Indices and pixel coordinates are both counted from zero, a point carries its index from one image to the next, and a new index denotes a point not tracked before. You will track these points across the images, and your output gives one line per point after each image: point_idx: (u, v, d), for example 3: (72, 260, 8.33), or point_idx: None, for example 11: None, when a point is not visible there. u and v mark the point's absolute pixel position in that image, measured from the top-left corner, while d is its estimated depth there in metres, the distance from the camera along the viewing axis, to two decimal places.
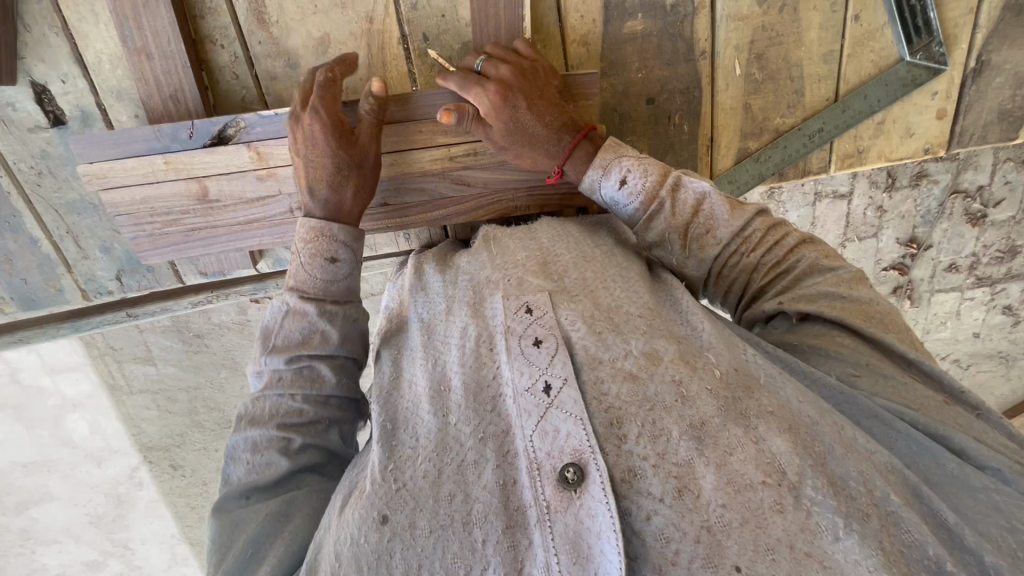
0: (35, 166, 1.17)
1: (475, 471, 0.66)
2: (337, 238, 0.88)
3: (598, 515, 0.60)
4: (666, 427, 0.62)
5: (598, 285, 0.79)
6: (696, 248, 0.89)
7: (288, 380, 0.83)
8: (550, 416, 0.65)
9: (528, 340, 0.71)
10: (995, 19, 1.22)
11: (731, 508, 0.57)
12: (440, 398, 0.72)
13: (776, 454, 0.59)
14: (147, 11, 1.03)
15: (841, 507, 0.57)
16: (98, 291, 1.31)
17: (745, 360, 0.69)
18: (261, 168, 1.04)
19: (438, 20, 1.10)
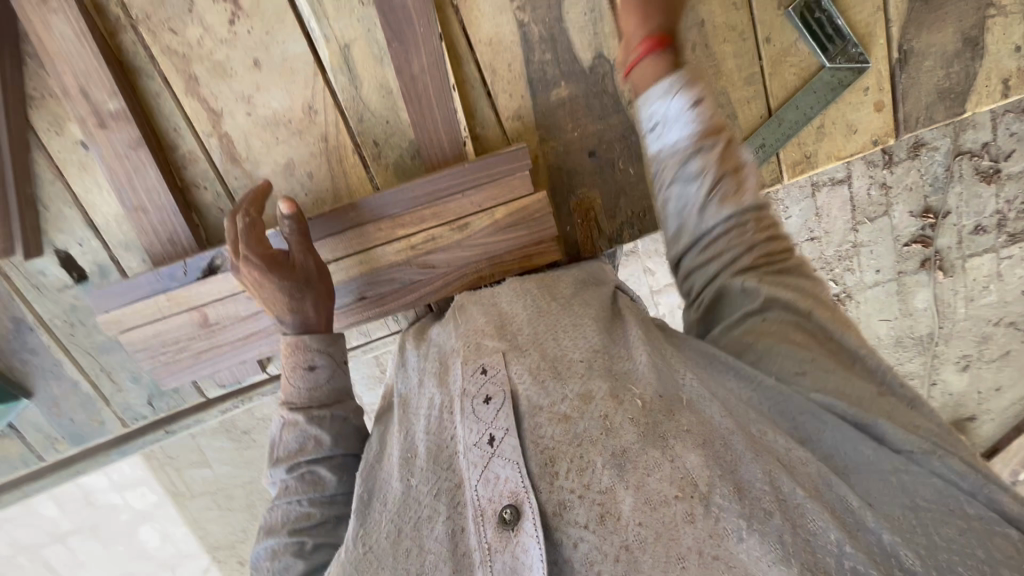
0: (67, 320, 1.34)
1: (428, 525, 0.74)
2: (309, 348, 0.99)
3: (530, 549, 0.67)
4: (590, 459, 0.69)
5: (547, 337, 0.85)
6: (733, 228, 0.89)
7: (296, 486, 0.93)
8: (493, 464, 0.73)
9: (479, 399, 0.79)
10: (905, 11, 1.26)
11: (647, 525, 0.64)
12: (407, 464, 0.82)
13: (689, 468, 0.65)
14: (137, 175, 1.18)
15: (745, 510, 0.61)
16: (135, 418, 1.45)
17: (676, 384, 0.74)
18: (247, 288, 1.16)
19: (384, 126, 1.22)
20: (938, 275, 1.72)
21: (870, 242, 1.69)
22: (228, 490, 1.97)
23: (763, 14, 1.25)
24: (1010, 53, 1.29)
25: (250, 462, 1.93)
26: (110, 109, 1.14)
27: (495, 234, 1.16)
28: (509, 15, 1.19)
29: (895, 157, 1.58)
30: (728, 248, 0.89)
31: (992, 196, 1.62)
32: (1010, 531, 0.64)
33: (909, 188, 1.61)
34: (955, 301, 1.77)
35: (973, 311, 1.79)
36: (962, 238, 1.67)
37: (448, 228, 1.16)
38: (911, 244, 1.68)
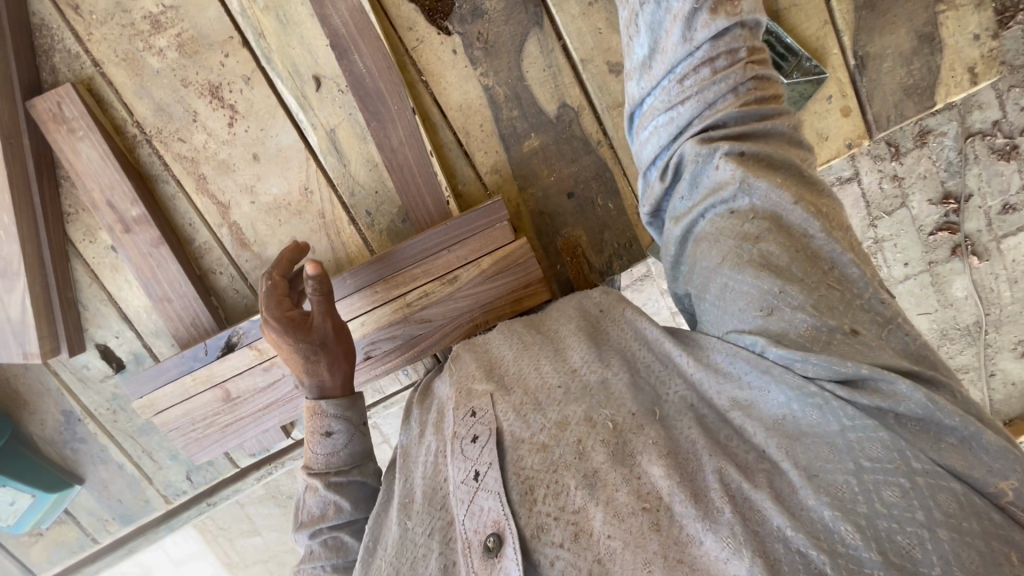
0: (110, 407, 1.46)
1: (424, 563, 0.81)
2: (328, 413, 0.97)
3: (509, 571, 0.72)
4: (565, 483, 0.75)
5: (530, 371, 0.90)
6: (724, 53, 0.84)
7: (321, 551, 0.94)
8: (478, 497, 0.79)
9: (467, 438, 0.84)
10: (853, 19, 1.31)
11: (616, 537, 0.69)
12: (406, 509, 0.87)
13: (654, 483, 0.70)
14: (160, 269, 1.31)
15: (701, 513, 0.65)
16: (177, 492, 1.54)
17: (648, 405, 0.79)
18: (264, 360, 1.26)
19: (373, 196, 1.32)
20: (974, 259, 1.69)
21: (893, 236, 1.68)
22: (279, 556, 2.05)
23: None
24: (970, 42, 1.32)
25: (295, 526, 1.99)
26: (132, 215, 1.28)
27: (485, 283, 1.22)
28: (474, 81, 1.29)
29: (902, 148, 1.57)
30: (713, 84, 0.83)
31: (1015, 172, 1.58)
32: (953, 485, 0.61)
33: (923, 176, 1.60)
34: (998, 284, 1.73)
35: (1021, 293, 1.73)
36: (991, 219, 1.64)
37: (440, 283, 1.23)
38: (937, 232, 1.66)
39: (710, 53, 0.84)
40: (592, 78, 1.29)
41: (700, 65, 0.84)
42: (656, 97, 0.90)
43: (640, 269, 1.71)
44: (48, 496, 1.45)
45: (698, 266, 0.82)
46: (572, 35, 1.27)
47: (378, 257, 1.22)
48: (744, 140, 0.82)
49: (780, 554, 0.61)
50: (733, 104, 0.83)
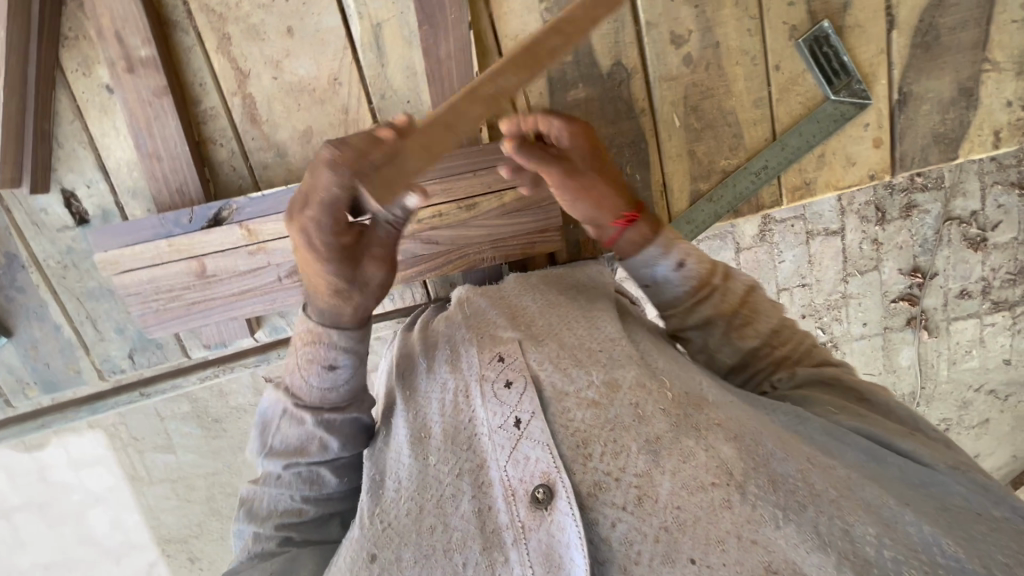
0: (61, 262, 1.33)
1: (454, 503, 0.74)
2: (334, 344, 0.84)
3: (566, 527, 0.67)
4: (625, 444, 0.71)
5: (563, 327, 0.88)
6: (697, 291, 0.96)
7: (292, 480, 0.88)
8: (521, 445, 0.74)
9: (500, 383, 0.80)
10: (907, 56, 1.33)
11: (686, 508, 0.65)
12: (421, 444, 0.80)
13: (723, 458, 0.68)
14: (157, 122, 1.20)
15: (780, 501, 0.64)
16: (113, 370, 1.42)
17: (690, 389, 0.78)
18: (252, 244, 1.17)
19: (405, 105, 1.26)
20: (923, 335, 1.76)
21: (859, 295, 1.71)
22: (188, 480, 1.81)
23: (774, 44, 1.31)
24: (1002, 107, 1.38)
25: (217, 452, 1.79)
26: (141, 55, 1.17)
27: (502, 218, 1.18)
28: (536, 15, 1.26)
29: (888, 215, 1.62)
30: (708, 318, 0.96)
31: (979, 263, 1.68)
32: None
33: (899, 247, 1.65)
34: (938, 362, 1.80)
35: (955, 375, 1.82)
36: (948, 300, 1.72)
37: (456, 206, 1.17)
38: (898, 300, 1.71)
39: (693, 295, 0.97)
40: (653, 44, 1.28)
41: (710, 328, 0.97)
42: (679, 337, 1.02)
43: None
44: None
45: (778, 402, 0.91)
46: None
47: None
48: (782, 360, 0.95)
49: (869, 556, 0.59)
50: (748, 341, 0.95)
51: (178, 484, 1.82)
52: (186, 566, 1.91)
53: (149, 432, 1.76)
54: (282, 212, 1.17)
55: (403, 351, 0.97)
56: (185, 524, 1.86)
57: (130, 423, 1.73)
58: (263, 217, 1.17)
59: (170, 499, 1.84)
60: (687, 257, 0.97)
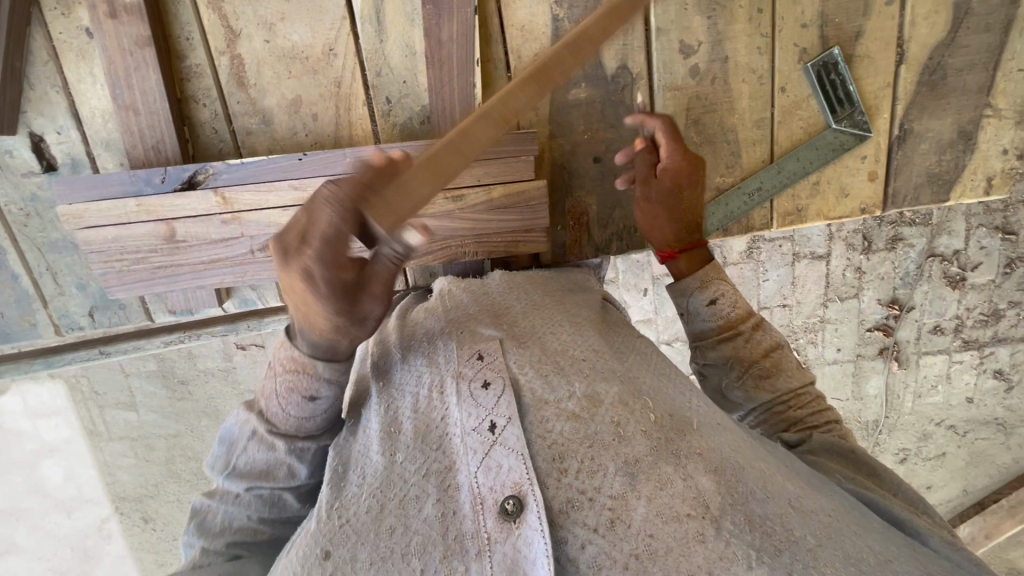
0: (24, 209, 1.26)
1: (416, 505, 0.70)
2: (320, 377, 0.77)
3: (534, 543, 0.64)
4: (602, 463, 0.69)
5: (545, 331, 0.87)
6: (722, 331, 0.96)
7: (251, 501, 0.84)
8: (494, 452, 0.71)
9: (477, 383, 0.78)
10: (911, 93, 1.32)
11: (658, 536, 0.64)
12: (391, 438, 0.77)
13: (701, 490, 0.66)
14: (136, 74, 1.14)
15: (756, 541, 0.63)
16: (71, 326, 1.36)
17: (678, 411, 0.77)
18: (226, 212, 1.12)
19: (401, 86, 1.21)
20: (893, 366, 1.78)
21: (837, 320, 1.72)
22: (148, 440, 1.77)
23: (783, 64, 1.28)
24: (998, 155, 1.38)
25: (179, 415, 1.75)
26: (125, 1, 1.10)
27: (489, 212, 1.15)
28: (545, 7, 1.22)
29: (873, 245, 1.63)
30: (727, 360, 0.95)
31: (955, 301, 1.69)
32: None
33: (881, 277, 1.66)
34: (904, 394, 1.83)
35: (919, 408, 1.85)
36: (921, 334, 1.74)
37: (443, 196, 1.13)
38: (873, 330, 1.73)
39: (717, 332, 0.96)
40: (661, 51, 1.25)
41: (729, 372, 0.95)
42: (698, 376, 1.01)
43: (608, 274, 1.70)
44: None
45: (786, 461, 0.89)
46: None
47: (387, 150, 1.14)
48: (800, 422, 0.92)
49: None
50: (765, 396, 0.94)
51: (137, 443, 1.78)
52: (139, 527, 1.87)
53: (111, 388, 1.72)
54: (262, 181, 1.12)
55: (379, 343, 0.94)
56: (139, 485, 1.82)
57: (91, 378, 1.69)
58: (240, 186, 1.12)
59: (127, 457, 1.79)
60: (721, 295, 0.97)
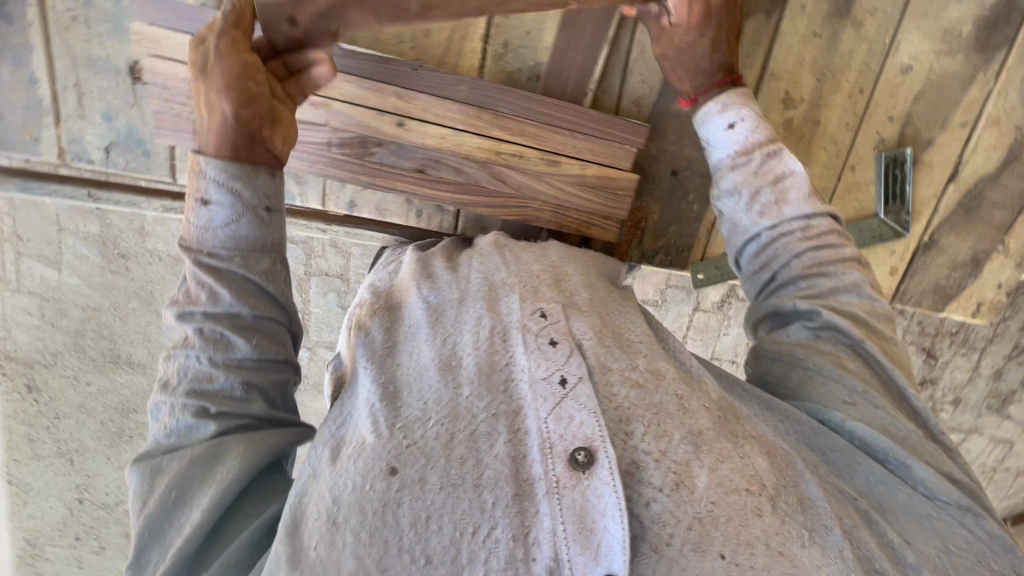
0: (72, 10, 1.11)
1: (487, 441, 0.75)
2: (206, 176, 0.86)
3: (604, 494, 0.70)
4: (669, 431, 0.76)
5: (604, 310, 0.93)
6: (739, 156, 1.09)
7: (196, 340, 0.87)
8: (565, 405, 0.76)
9: (544, 339, 0.83)
10: (950, 210, 1.44)
11: (720, 505, 0.71)
12: (451, 371, 0.81)
13: (758, 469, 0.75)
14: None
15: (807, 522, 0.73)
16: (79, 156, 1.21)
17: (726, 400, 0.86)
18: (317, 95, 1.04)
19: (522, 34, 1.19)
20: None
21: None
22: (61, 304, 1.60)
23: (860, 145, 1.37)
24: (993, 287, 1.54)
25: (109, 288, 1.60)
26: None
27: (578, 187, 1.14)
28: None
29: None
30: (738, 186, 1.08)
31: None
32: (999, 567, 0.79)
33: None
34: None
35: None
36: None
37: (541, 156, 1.11)
38: None
39: (733, 161, 1.09)
40: (767, 93, 1.30)
41: (752, 211, 1.06)
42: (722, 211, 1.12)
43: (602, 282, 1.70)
44: None
45: (801, 372, 0.95)
46: (781, 45, 1.26)
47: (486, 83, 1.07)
48: (815, 275, 1.01)
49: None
50: (800, 251, 1.02)
51: (47, 304, 1.61)
52: (19, 394, 1.72)
53: (41, 236, 1.53)
54: (368, 76, 1.04)
55: (419, 268, 0.98)
56: (36, 349, 1.66)
57: (19, 218, 1.49)
58: (345, 74, 1.03)
59: (30, 316, 1.62)
60: (741, 119, 1.09)
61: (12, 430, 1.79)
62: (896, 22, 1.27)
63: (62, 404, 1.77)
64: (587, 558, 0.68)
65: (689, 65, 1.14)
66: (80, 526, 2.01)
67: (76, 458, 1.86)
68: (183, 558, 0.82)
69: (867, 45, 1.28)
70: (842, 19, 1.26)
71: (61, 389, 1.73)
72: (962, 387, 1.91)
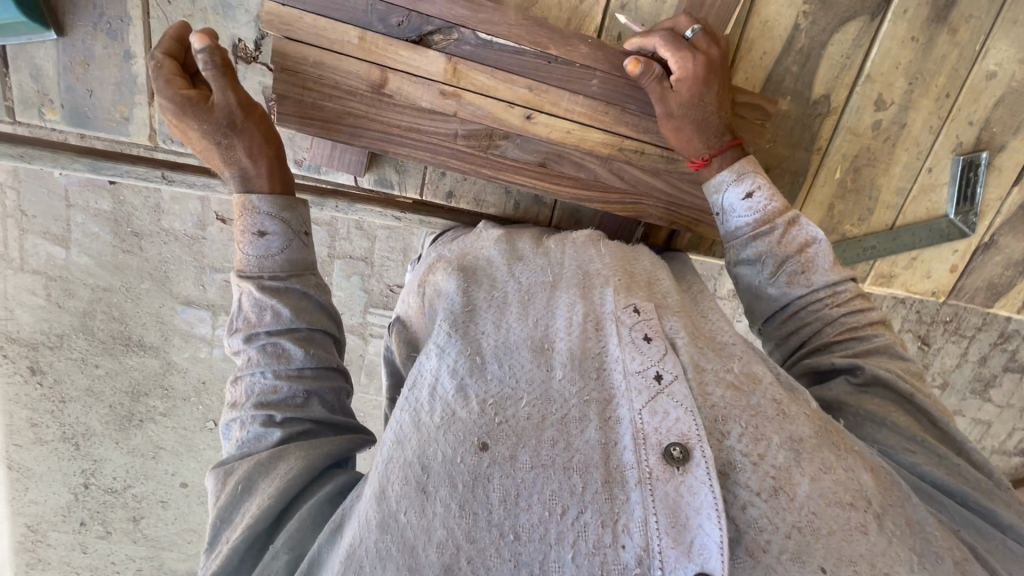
0: None
1: (579, 427, 0.65)
2: (260, 210, 0.88)
3: (699, 493, 0.60)
4: (768, 433, 0.66)
5: (696, 312, 0.83)
6: (759, 226, 0.96)
7: (259, 357, 0.85)
8: (660, 399, 0.66)
9: (639, 334, 0.72)
10: (1013, 211, 1.51)
11: (821, 516, 0.61)
12: (543, 355, 0.72)
13: (862, 485, 0.65)
14: None
15: (916, 546, 0.63)
16: (169, 138, 1.16)
17: (823, 411, 0.75)
18: (449, 85, 1.01)
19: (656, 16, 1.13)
20: None
21: None
22: (68, 285, 1.45)
23: (940, 147, 1.41)
24: None
25: (120, 268, 1.44)
26: None
27: (691, 184, 1.14)
28: (794, 12, 1.26)
29: None
30: (761, 255, 0.95)
31: None
32: None
33: None
34: None
35: None
36: None
37: (660, 154, 1.11)
38: None
39: (752, 230, 0.96)
40: (860, 94, 1.34)
41: (773, 274, 0.95)
42: (741, 278, 1.00)
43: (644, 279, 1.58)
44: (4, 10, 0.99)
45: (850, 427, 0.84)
46: (880, 48, 1.30)
47: (608, 75, 1.05)
48: (838, 345, 0.92)
49: None
50: (826, 321, 0.93)
51: (52, 284, 1.45)
52: (21, 379, 1.56)
53: (45, 214, 1.36)
54: (500, 68, 1.01)
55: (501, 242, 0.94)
56: (39, 331, 1.49)
57: (22, 191, 1.33)
58: (476, 64, 1.01)
59: (34, 298, 1.46)
60: (758, 186, 0.97)
61: (12, 416, 1.62)
62: (987, 30, 1.31)
63: (67, 390, 1.60)
64: (678, 553, 0.58)
65: (698, 124, 1.00)
66: (84, 511, 1.85)
67: (82, 445, 1.70)
68: (251, 540, 0.70)
69: (959, 51, 1.32)
70: (940, 24, 1.30)
71: (67, 373, 1.57)
72: (950, 372, 1.84)
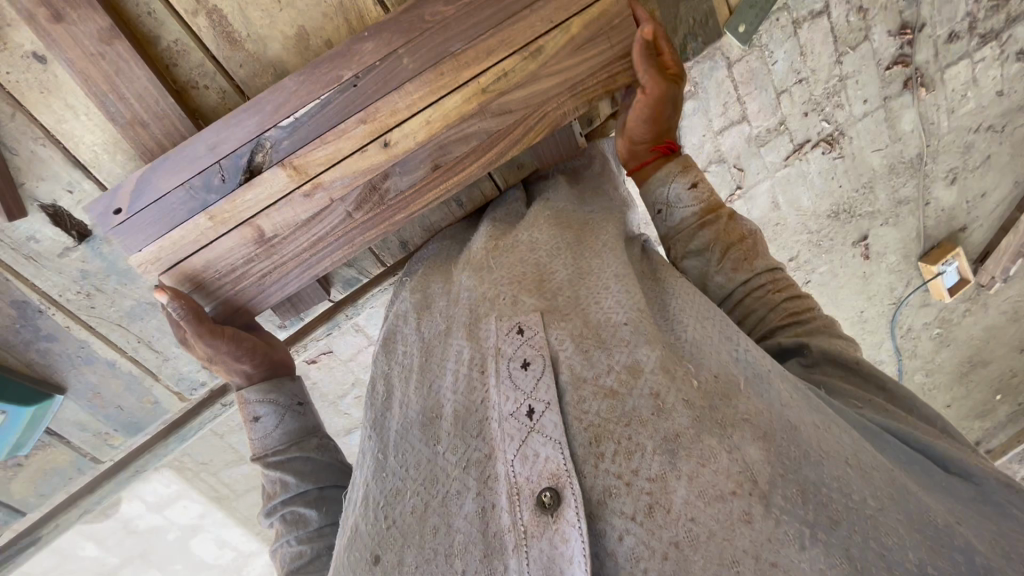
0: (81, 290, 1.15)
1: (458, 501, 0.64)
2: (251, 400, 0.96)
3: (570, 539, 0.56)
4: (640, 443, 0.59)
5: (586, 297, 0.72)
6: (704, 213, 0.86)
7: (282, 526, 0.90)
8: (530, 441, 0.62)
9: (516, 363, 0.67)
10: None
11: (700, 521, 0.55)
12: (431, 427, 0.71)
13: (750, 463, 0.57)
14: (121, 76, 0.92)
15: (810, 516, 0.54)
16: (192, 387, 1.36)
17: (720, 375, 0.63)
18: (303, 183, 0.95)
19: None
20: (920, 93, 1.72)
21: (856, 72, 1.64)
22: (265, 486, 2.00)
23: None
24: None
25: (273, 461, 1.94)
26: None
27: (575, 53, 0.96)
28: None
29: None
30: (707, 243, 0.84)
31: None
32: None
33: (885, 7, 1.53)
34: (938, 115, 1.78)
35: (956, 123, 1.82)
36: (939, 49, 1.64)
37: (521, 55, 0.94)
38: (892, 66, 1.65)
39: (698, 218, 0.86)
40: None
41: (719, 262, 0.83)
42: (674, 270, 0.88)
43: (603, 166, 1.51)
44: (25, 411, 1.15)
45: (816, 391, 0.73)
46: None
47: (408, 49, 0.93)
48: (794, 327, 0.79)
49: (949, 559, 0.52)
50: (777, 301, 0.80)
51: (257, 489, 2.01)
52: None
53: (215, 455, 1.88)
54: (325, 132, 0.93)
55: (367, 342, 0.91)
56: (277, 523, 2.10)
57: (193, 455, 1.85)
58: (305, 147, 0.94)
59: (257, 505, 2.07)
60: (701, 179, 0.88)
61: None
62: None
63: None
64: None
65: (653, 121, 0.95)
66: None
67: None
68: None
69: None
70: None
71: None
72: None
